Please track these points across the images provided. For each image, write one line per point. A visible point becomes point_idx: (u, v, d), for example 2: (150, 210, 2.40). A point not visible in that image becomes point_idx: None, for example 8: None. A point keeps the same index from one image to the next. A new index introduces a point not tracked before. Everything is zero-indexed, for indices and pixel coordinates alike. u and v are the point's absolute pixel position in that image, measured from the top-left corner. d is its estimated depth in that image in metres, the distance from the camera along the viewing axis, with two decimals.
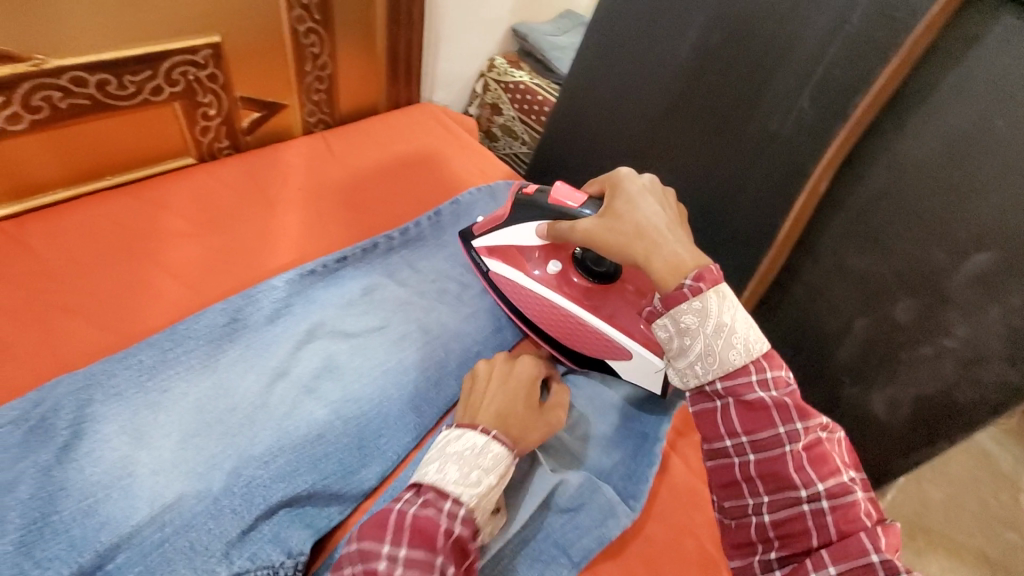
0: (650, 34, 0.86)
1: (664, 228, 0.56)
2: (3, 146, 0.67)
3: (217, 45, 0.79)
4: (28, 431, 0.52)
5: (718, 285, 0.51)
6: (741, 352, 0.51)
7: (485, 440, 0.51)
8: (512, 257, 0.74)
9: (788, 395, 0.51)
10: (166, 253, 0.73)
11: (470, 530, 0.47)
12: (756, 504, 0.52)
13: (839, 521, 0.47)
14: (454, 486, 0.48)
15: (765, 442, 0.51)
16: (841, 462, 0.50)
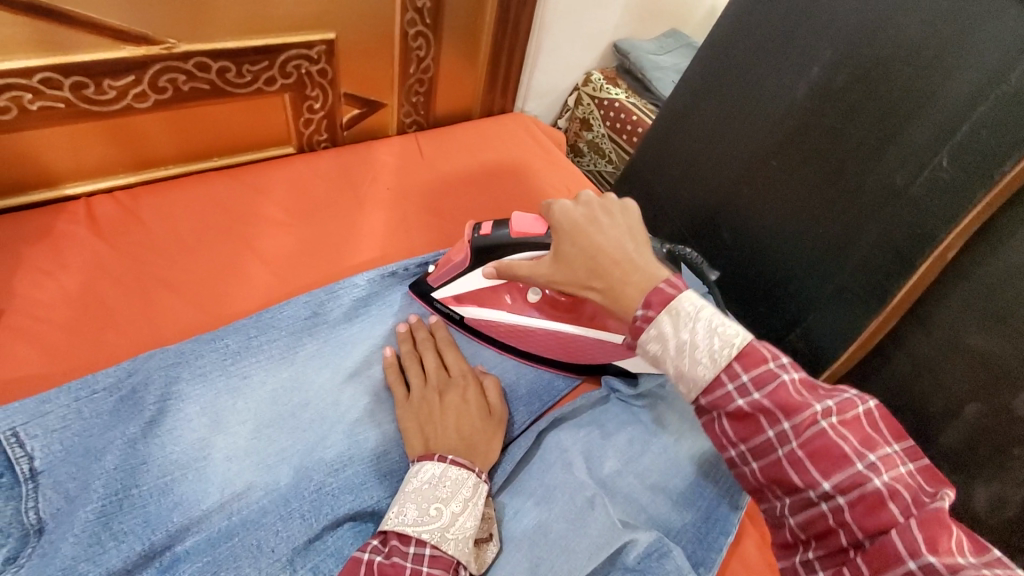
0: (768, 68, 0.81)
1: (615, 261, 0.52)
2: (128, 121, 0.71)
3: (331, 42, 0.80)
4: (119, 401, 0.54)
5: (670, 303, 0.46)
6: (709, 365, 0.45)
7: (441, 466, 0.51)
8: (487, 300, 0.70)
9: (769, 390, 0.44)
10: (260, 239, 0.75)
11: (444, 567, 0.46)
12: (782, 510, 0.46)
13: (861, 516, 0.41)
14: (413, 527, 0.47)
15: (763, 447, 0.45)
16: (852, 446, 0.42)
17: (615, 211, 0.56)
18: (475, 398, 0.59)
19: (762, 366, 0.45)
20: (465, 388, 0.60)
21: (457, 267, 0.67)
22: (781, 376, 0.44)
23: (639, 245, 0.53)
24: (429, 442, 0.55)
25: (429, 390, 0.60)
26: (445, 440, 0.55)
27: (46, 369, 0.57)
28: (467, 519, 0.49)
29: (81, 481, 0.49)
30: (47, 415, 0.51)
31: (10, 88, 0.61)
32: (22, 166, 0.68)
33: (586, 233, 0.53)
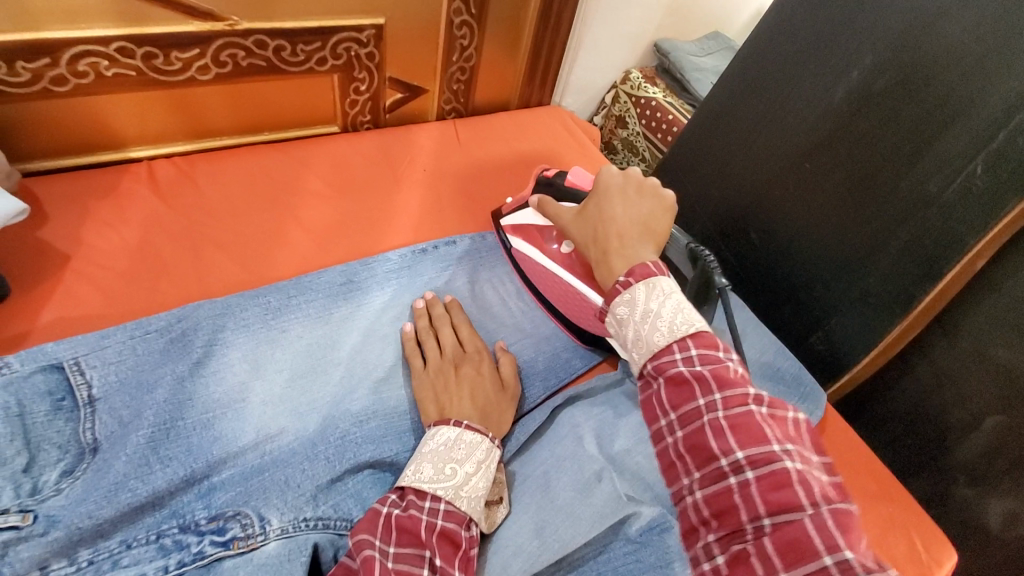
0: (805, 71, 0.81)
1: (617, 232, 0.57)
2: (191, 92, 0.77)
3: (380, 26, 0.84)
4: (169, 342, 0.59)
5: (649, 278, 0.51)
6: (665, 333, 0.49)
7: (456, 430, 0.54)
8: (532, 237, 0.78)
9: (711, 367, 0.46)
10: (303, 209, 0.79)
11: (457, 522, 0.49)
12: (690, 488, 0.45)
13: (765, 492, 0.41)
14: (429, 484, 0.50)
15: (689, 415, 0.46)
16: (773, 433, 0.43)
17: (651, 194, 0.59)
18: (489, 373, 0.62)
19: (711, 349, 0.47)
20: (479, 363, 0.63)
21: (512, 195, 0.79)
22: (724, 360, 0.47)
23: (647, 230, 0.57)
24: (444, 408, 0.59)
25: (447, 362, 0.63)
26: (460, 407, 0.58)
27: (105, 311, 0.63)
28: (481, 480, 0.52)
29: (133, 409, 0.54)
30: (107, 349, 0.57)
31: (90, 54, 0.67)
32: (93, 127, 0.74)
33: (611, 205, 0.59)
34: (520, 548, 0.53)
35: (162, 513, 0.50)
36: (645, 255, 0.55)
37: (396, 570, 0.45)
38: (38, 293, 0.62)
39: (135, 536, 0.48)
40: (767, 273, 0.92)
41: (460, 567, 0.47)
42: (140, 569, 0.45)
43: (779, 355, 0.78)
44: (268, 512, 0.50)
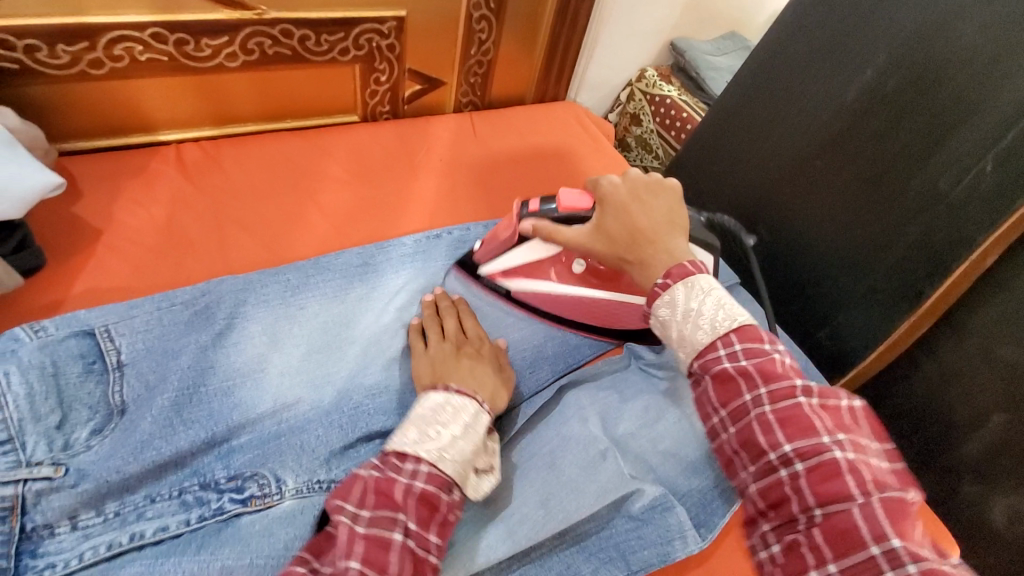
0: (819, 69, 0.82)
1: (648, 235, 0.56)
2: (219, 79, 0.80)
3: (401, 19, 0.87)
4: (193, 314, 0.61)
5: (688, 278, 0.51)
6: (708, 331, 0.48)
7: (444, 394, 0.52)
8: (532, 273, 0.72)
9: (755, 360, 0.46)
10: (322, 194, 0.82)
11: (437, 485, 0.46)
12: (746, 481, 0.46)
13: (816, 484, 0.41)
14: (412, 446, 0.47)
15: (738, 411, 0.46)
16: (824, 424, 0.43)
17: (660, 190, 0.60)
18: (488, 356, 0.61)
19: (755, 342, 0.47)
20: (478, 346, 0.62)
21: (503, 243, 0.69)
22: (770, 353, 0.46)
23: (674, 225, 0.57)
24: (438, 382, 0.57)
25: (446, 343, 0.62)
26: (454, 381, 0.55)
27: (133, 283, 0.66)
28: (467, 443, 0.49)
29: (159, 373, 0.57)
30: (135, 317, 0.59)
31: (124, 39, 0.70)
32: (125, 110, 0.77)
33: (632, 207, 0.58)
34: (525, 516, 0.55)
35: (184, 472, 0.53)
36: (682, 252, 0.55)
37: (368, 535, 0.43)
38: (71, 264, 0.65)
39: (159, 491, 0.51)
40: (775, 268, 0.93)
41: (436, 530, 0.46)
42: (163, 522, 0.49)
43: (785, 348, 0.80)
44: (283, 474, 0.54)
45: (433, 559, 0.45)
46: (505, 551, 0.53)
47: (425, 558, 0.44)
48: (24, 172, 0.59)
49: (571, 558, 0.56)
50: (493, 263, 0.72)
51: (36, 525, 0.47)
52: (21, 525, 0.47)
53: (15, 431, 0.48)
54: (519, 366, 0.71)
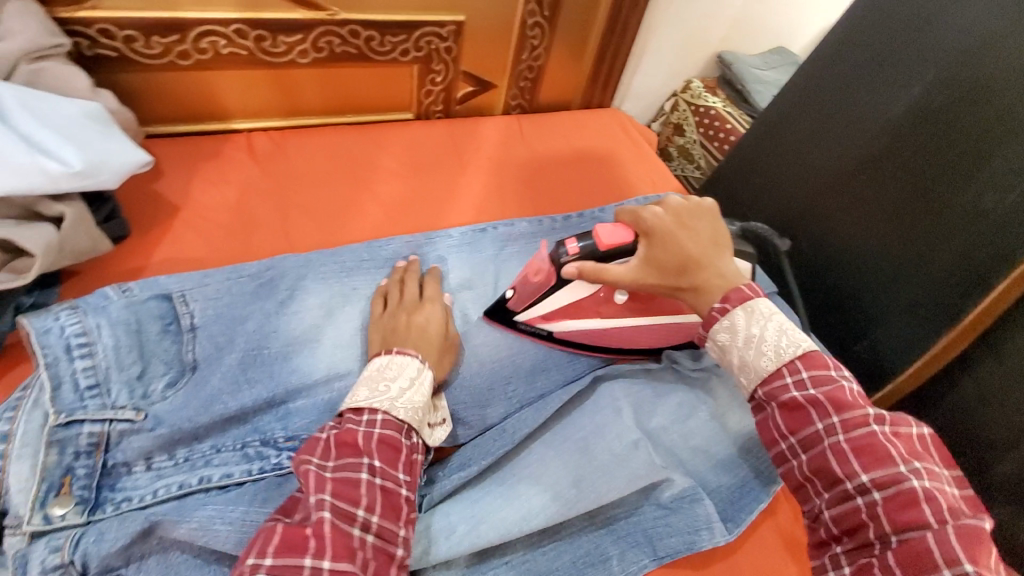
0: (868, 83, 0.82)
1: (697, 259, 0.60)
2: (291, 74, 0.86)
3: (460, 23, 0.91)
4: (259, 286, 0.66)
5: (747, 302, 0.55)
6: (772, 357, 0.53)
7: (386, 356, 0.56)
8: (578, 310, 0.68)
9: (825, 389, 0.51)
10: (377, 185, 0.87)
11: (393, 428, 0.51)
12: (820, 507, 0.50)
13: (895, 511, 0.45)
14: (366, 399, 0.52)
15: (810, 439, 0.50)
16: (898, 452, 0.47)
17: (700, 213, 0.63)
18: (436, 318, 0.63)
19: (822, 370, 0.52)
20: (429, 309, 0.64)
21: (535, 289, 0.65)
22: (838, 380, 0.51)
23: (719, 245, 0.61)
24: (388, 341, 0.61)
25: (400, 309, 0.65)
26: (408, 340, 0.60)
27: (206, 256, 0.71)
28: (415, 394, 0.54)
29: (228, 336, 0.62)
30: (208, 286, 0.64)
31: (211, 33, 0.76)
32: (205, 99, 0.83)
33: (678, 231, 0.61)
34: (557, 494, 0.58)
35: (246, 427, 0.58)
36: (731, 273, 0.60)
37: (336, 476, 0.47)
38: (152, 236, 0.71)
39: (224, 443, 0.56)
40: (814, 280, 0.93)
41: (404, 468, 0.51)
42: (226, 470, 0.55)
43: None
44: None
45: (405, 493, 0.50)
46: (538, 524, 0.55)
47: (398, 492, 0.49)
48: (118, 147, 0.62)
49: (599, 539, 0.58)
50: (531, 310, 0.67)
51: (116, 462, 0.53)
52: (104, 460, 0.52)
53: (102, 377, 0.54)
54: (556, 358, 0.71)
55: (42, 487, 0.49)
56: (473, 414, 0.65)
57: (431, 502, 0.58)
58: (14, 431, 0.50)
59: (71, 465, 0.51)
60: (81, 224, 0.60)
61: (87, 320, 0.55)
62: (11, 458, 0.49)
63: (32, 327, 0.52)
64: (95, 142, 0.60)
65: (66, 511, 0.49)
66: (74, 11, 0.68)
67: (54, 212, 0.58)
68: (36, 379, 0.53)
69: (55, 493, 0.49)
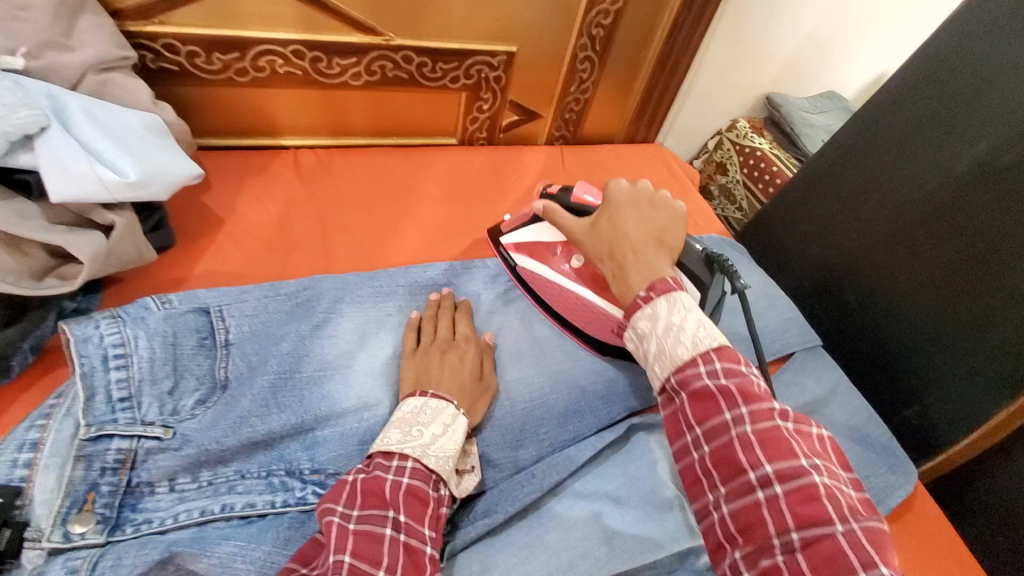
0: (929, 137, 0.78)
1: (631, 247, 0.59)
2: (342, 95, 0.87)
3: (512, 54, 0.91)
4: (295, 305, 0.66)
5: (669, 293, 0.53)
6: (689, 347, 0.51)
7: (422, 398, 0.55)
8: (538, 254, 0.75)
9: (735, 380, 0.48)
10: (417, 209, 0.86)
11: (422, 479, 0.50)
12: (715, 502, 0.47)
13: (795, 505, 0.43)
14: (396, 445, 0.51)
15: (715, 430, 0.48)
16: (800, 448, 0.45)
17: (662, 206, 0.62)
18: (471, 360, 0.63)
19: (733, 362, 0.49)
20: (464, 351, 0.64)
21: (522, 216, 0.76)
22: (748, 373, 0.49)
23: (662, 244, 0.60)
24: (421, 381, 0.60)
25: (434, 345, 0.64)
26: (441, 381, 0.60)
27: (246, 270, 0.71)
28: (447, 441, 0.53)
29: (261, 356, 0.61)
30: (245, 302, 0.64)
31: (270, 53, 0.78)
32: (256, 116, 0.85)
33: (627, 219, 0.61)
34: (587, 551, 0.54)
35: (272, 454, 0.56)
36: (661, 269, 0.57)
37: (359, 530, 0.46)
38: (197, 247, 0.72)
39: (249, 469, 0.55)
40: (863, 335, 0.88)
41: (430, 524, 0.49)
42: (250, 499, 0.53)
43: (870, 422, 0.75)
44: None
45: (430, 551, 0.48)
46: None
47: (422, 550, 0.47)
48: (171, 160, 0.62)
49: None
50: (511, 235, 0.78)
51: (140, 481, 0.52)
52: (128, 479, 0.51)
53: (134, 391, 0.54)
54: (591, 401, 0.69)
55: (66, 502, 0.48)
56: (502, 455, 0.62)
57: (454, 549, 0.55)
58: (43, 441, 0.49)
59: (96, 481, 0.50)
60: (129, 235, 0.60)
61: (126, 331, 0.55)
62: (39, 467, 0.48)
63: (72, 334, 0.53)
64: (149, 154, 0.61)
65: (86, 530, 0.48)
66: (143, 25, 0.70)
67: (106, 221, 0.58)
68: (71, 387, 0.53)
69: (77, 510, 0.48)
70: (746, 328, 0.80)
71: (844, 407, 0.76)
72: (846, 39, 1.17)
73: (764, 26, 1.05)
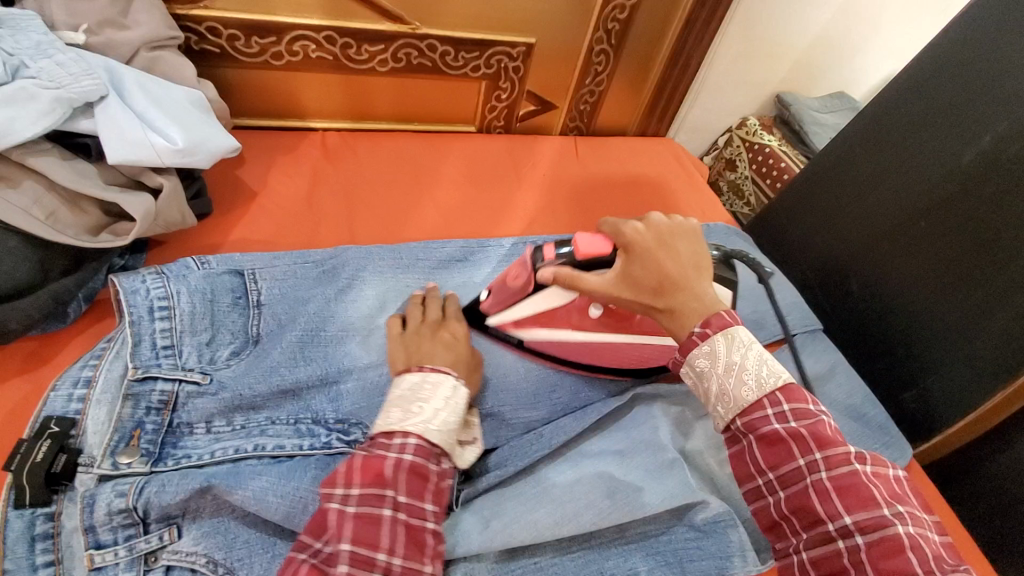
0: (935, 131, 0.81)
1: (677, 287, 0.54)
2: (368, 81, 0.92)
3: (531, 45, 0.96)
4: (322, 272, 0.71)
5: (728, 328, 0.50)
6: (753, 388, 0.49)
7: (420, 374, 0.55)
8: (546, 320, 0.66)
9: (806, 423, 0.48)
10: (436, 190, 0.91)
11: (424, 455, 0.50)
12: (795, 547, 0.47)
13: (878, 559, 0.42)
14: (397, 423, 0.51)
15: (790, 476, 0.47)
16: (880, 494, 0.44)
17: (681, 232, 0.57)
18: (463, 338, 0.63)
19: (802, 404, 0.49)
20: (455, 328, 0.64)
21: (514, 292, 0.64)
22: (818, 416, 0.48)
23: (701, 269, 0.55)
24: (413, 359, 0.60)
25: (426, 326, 0.63)
26: (433, 357, 0.59)
27: (275, 239, 0.76)
28: (449, 415, 0.53)
29: (290, 315, 0.65)
30: (276, 267, 0.69)
31: (303, 38, 0.82)
32: (288, 98, 0.90)
33: (664, 257, 0.55)
34: (592, 502, 0.57)
35: (299, 404, 0.60)
36: (711, 297, 0.54)
37: (360, 512, 0.46)
38: (231, 216, 0.77)
39: (278, 416, 0.59)
40: (864, 324, 0.91)
41: (431, 499, 0.50)
42: (279, 441, 0.57)
43: (866, 401, 0.78)
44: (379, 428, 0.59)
45: (431, 526, 0.49)
46: (569, 530, 0.55)
47: (423, 526, 0.48)
48: (213, 131, 0.67)
49: (629, 553, 0.58)
50: (503, 313, 0.66)
51: (181, 421, 0.56)
52: (170, 419, 0.56)
53: (176, 340, 0.58)
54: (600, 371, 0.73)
55: (115, 436, 0.53)
56: (516, 414, 0.66)
57: (467, 497, 0.59)
58: (95, 379, 0.54)
59: (142, 419, 0.54)
60: (174, 198, 0.64)
61: (169, 286, 0.60)
62: (91, 402, 0.53)
63: (121, 286, 0.57)
64: (194, 125, 0.65)
65: (132, 460, 0.52)
66: (189, 9, 0.75)
67: (154, 184, 0.63)
68: (119, 333, 0.58)
69: (124, 443, 0.53)
70: (748, 310, 0.84)
71: (841, 386, 0.79)
72: (855, 40, 1.20)
73: (775, 25, 1.08)
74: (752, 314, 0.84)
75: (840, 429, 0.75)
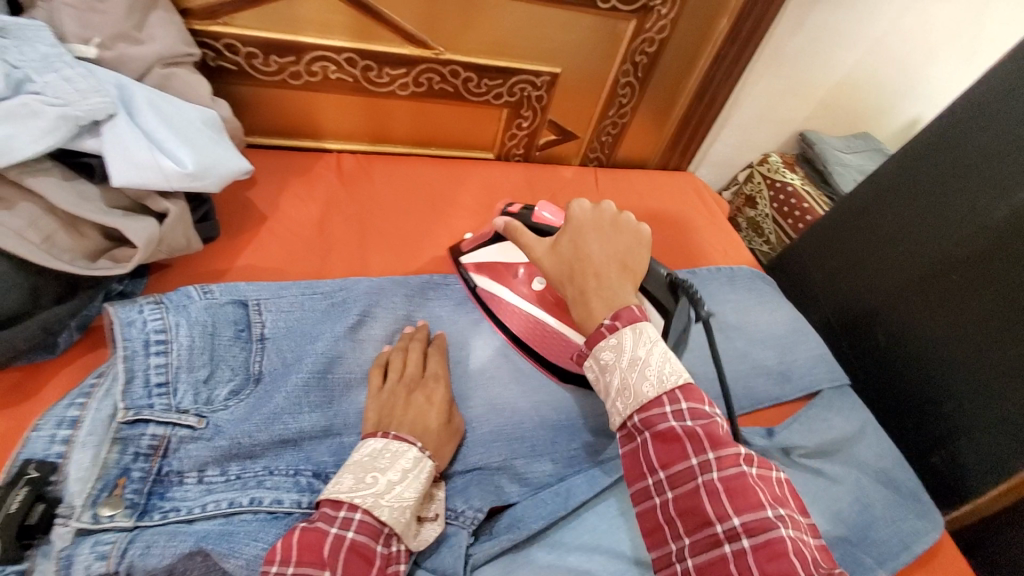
0: (969, 184, 0.78)
1: (595, 272, 0.53)
2: (388, 104, 0.89)
3: (556, 75, 0.93)
4: (331, 306, 0.67)
5: (635, 324, 0.49)
6: (654, 384, 0.47)
7: (383, 440, 0.52)
8: (498, 273, 0.72)
9: (702, 422, 0.46)
10: (453, 220, 0.87)
11: (370, 534, 0.46)
12: (679, 553, 0.44)
13: (762, 562, 0.39)
14: (347, 494, 0.47)
15: (680, 475, 0.44)
16: (766, 496, 0.42)
17: (627, 230, 0.56)
18: (439, 402, 0.58)
19: (700, 403, 0.47)
20: (432, 391, 0.59)
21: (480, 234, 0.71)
22: (712, 415, 0.46)
23: (626, 270, 0.54)
24: (382, 423, 0.55)
25: (401, 385, 0.59)
26: (403, 423, 0.55)
27: (283, 267, 0.73)
28: (406, 489, 0.49)
29: (296, 354, 0.61)
30: (283, 298, 0.65)
31: (323, 59, 0.80)
32: (304, 119, 0.87)
33: (594, 243, 0.54)
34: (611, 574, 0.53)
35: (299, 454, 0.56)
36: (625, 294, 0.52)
37: None
38: (239, 241, 0.74)
39: (277, 466, 0.55)
40: (890, 378, 0.87)
41: None
42: (277, 495, 0.53)
43: (897, 464, 0.74)
44: None
45: None
46: None
47: None
48: (226, 154, 0.64)
49: None
50: (473, 253, 0.74)
51: (171, 470, 0.51)
52: (159, 466, 0.51)
53: (172, 377, 0.54)
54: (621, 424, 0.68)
55: (97, 485, 0.48)
56: (530, 468, 0.62)
57: (474, 564, 0.54)
58: (82, 419, 0.50)
59: (128, 466, 0.50)
60: (180, 223, 0.61)
61: (168, 318, 0.56)
62: (75, 445, 0.49)
63: (117, 317, 0.54)
64: (204, 146, 0.62)
65: (115, 513, 0.47)
66: (208, 25, 0.73)
67: (160, 208, 0.60)
68: (111, 368, 0.53)
69: (107, 493, 0.48)
70: (773, 360, 0.81)
71: (871, 448, 0.74)
72: (883, 82, 1.17)
73: (803, 64, 1.06)
74: (777, 365, 0.81)
75: (871, 496, 0.69)
